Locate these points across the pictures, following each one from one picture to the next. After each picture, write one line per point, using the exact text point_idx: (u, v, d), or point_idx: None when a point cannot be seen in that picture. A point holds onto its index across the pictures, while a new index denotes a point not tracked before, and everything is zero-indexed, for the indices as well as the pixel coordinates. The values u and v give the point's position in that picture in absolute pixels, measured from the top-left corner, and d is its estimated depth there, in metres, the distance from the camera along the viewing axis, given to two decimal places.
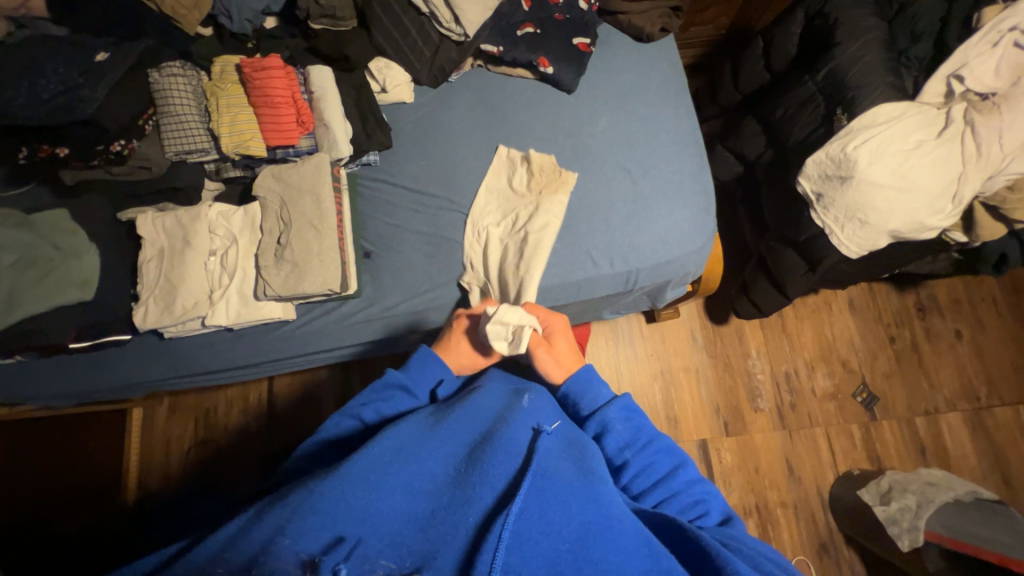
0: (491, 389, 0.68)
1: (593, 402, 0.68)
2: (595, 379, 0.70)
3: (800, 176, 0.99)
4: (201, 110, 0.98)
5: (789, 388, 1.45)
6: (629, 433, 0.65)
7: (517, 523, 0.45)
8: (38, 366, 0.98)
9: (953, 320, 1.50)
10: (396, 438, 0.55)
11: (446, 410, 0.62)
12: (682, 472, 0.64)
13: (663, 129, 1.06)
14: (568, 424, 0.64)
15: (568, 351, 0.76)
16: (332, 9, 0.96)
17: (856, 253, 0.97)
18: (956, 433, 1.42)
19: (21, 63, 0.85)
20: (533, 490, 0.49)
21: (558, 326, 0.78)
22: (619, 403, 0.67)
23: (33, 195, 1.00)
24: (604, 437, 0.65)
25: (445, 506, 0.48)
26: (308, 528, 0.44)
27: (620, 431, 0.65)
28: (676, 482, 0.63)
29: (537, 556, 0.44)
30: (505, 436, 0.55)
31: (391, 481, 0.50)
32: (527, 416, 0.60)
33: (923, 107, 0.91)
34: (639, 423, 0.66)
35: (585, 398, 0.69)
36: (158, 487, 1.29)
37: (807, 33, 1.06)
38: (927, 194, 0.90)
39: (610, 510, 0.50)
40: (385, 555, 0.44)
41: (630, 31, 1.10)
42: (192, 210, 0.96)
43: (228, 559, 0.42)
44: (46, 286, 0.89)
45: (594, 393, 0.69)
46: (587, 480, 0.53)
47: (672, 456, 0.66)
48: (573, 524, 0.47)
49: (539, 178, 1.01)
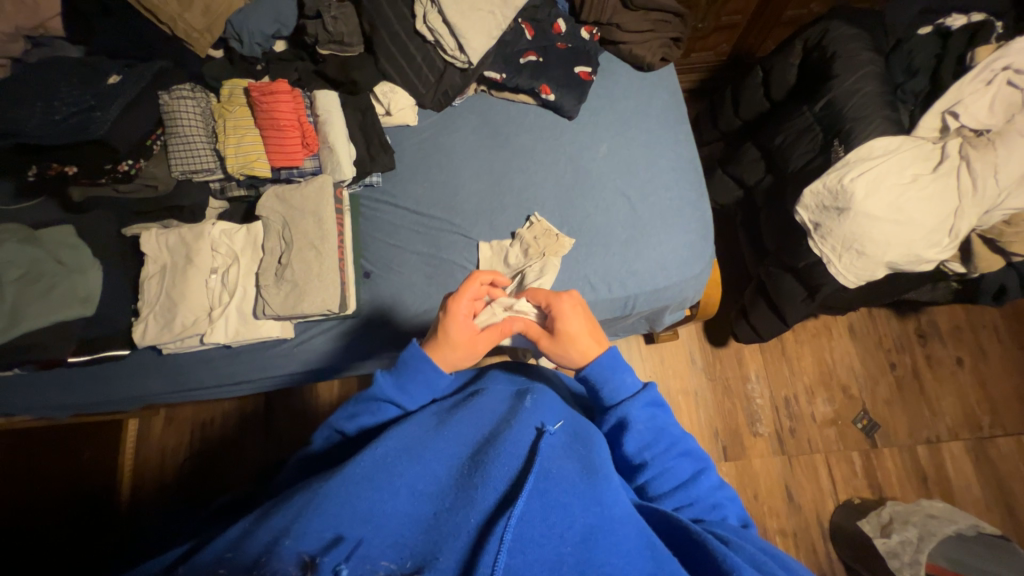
0: (496, 389, 0.68)
1: (616, 393, 0.63)
2: (620, 366, 0.64)
3: (797, 206, 0.99)
4: (209, 133, 1.00)
5: (789, 413, 1.44)
6: (650, 431, 0.62)
7: (518, 526, 0.45)
8: (35, 380, 0.98)
9: (954, 348, 1.49)
10: (400, 440, 0.55)
11: (451, 411, 0.62)
12: (700, 475, 0.62)
13: (663, 155, 1.08)
14: (569, 421, 0.63)
15: (577, 334, 0.67)
16: (340, 35, 1.00)
17: (854, 283, 0.97)
18: (958, 462, 1.41)
19: (38, 84, 0.87)
20: (536, 492, 0.48)
21: (563, 309, 0.68)
22: (644, 397, 0.63)
23: (40, 209, 1.02)
24: (624, 432, 0.62)
25: (447, 507, 0.48)
26: (310, 529, 0.44)
27: (640, 427, 0.62)
28: (695, 484, 0.61)
29: (539, 560, 0.44)
30: (508, 437, 0.55)
31: (394, 482, 0.50)
32: (530, 416, 0.60)
33: (919, 141, 0.92)
34: (662, 421, 0.63)
35: (607, 387, 0.64)
36: (150, 499, 1.28)
37: (806, 65, 1.08)
38: (923, 227, 0.90)
39: (614, 512, 0.50)
40: (385, 556, 0.44)
41: (631, 59, 1.13)
42: (196, 228, 0.98)
43: (231, 560, 0.43)
44: (50, 300, 0.91)
45: (618, 381, 0.64)
46: (590, 482, 0.52)
47: (693, 456, 0.63)
48: (574, 528, 0.47)
49: (537, 243, 0.99)
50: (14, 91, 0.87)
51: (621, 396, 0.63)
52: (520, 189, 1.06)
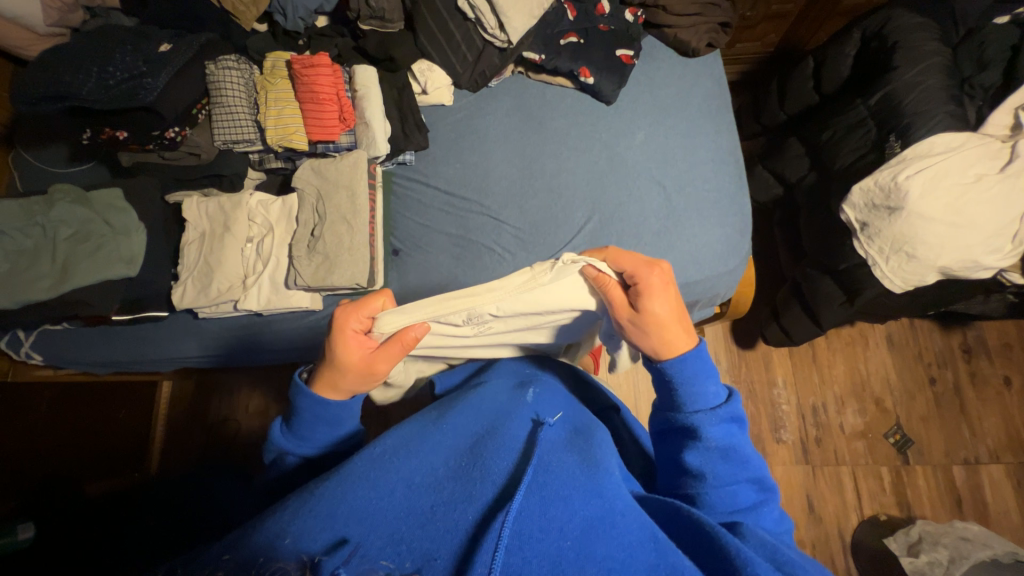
0: (497, 383, 0.71)
1: (695, 401, 0.57)
2: (708, 376, 0.58)
3: (844, 204, 0.95)
4: (252, 103, 1.02)
5: (815, 422, 1.38)
6: (721, 449, 0.56)
7: (516, 521, 0.44)
8: (82, 336, 1.04)
9: (1002, 366, 1.40)
10: (398, 436, 0.55)
11: (448, 406, 0.63)
12: (762, 507, 0.57)
13: (703, 145, 1.05)
14: (569, 416, 0.64)
15: (663, 320, 0.59)
16: (381, 11, 0.99)
17: (900, 288, 0.91)
18: (997, 487, 1.33)
19: (95, 50, 0.91)
20: (534, 485, 0.48)
21: (651, 286, 0.59)
22: (726, 410, 0.57)
23: (90, 172, 1.07)
24: (690, 441, 0.57)
25: (446, 500, 0.47)
26: (307, 530, 0.43)
27: (711, 444, 0.56)
28: (755, 514, 0.56)
29: (538, 555, 0.43)
30: (507, 432, 0.56)
31: (391, 478, 0.49)
32: (527, 409, 0.61)
33: (986, 140, 0.86)
34: (738, 443, 0.57)
35: (681, 392, 0.58)
36: (180, 461, 1.32)
37: (863, 56, 1.02)
38: (984, 231, 0.84)
39: (614, 505, 0.48)
40: (385, 556, 0.43)
41: (675, 45, 1.10)
42: (234, 198, 1.01)
43: (228, 560, 0.41)
44: (97, 259, 0.94)
45: (700, 389, 0.57)
46: (591, 475, 0.51)
47: (761, 485, 0.57)
48: (574, 521, 0.46)
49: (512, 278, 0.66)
50: (72, 55, 0.90)
51: (698, 404, 0.57)
52: (552, 174, 1.04)
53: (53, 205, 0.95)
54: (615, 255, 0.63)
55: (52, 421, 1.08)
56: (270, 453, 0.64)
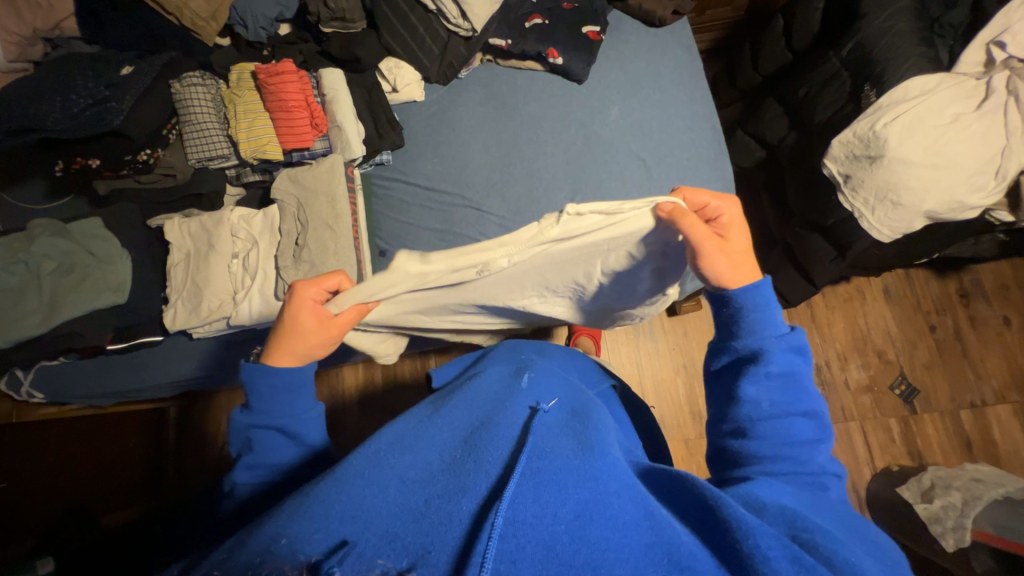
0: (494, 371, 0.70)
1: (759, 329, 0.56)
2: (775, 303, 0.56)
3: (825, 158, 0.94)
4: (221, 118, 1.02)
5: (820, 381, 1.39)
6: (782, 377, 0.54)
7: (511, 508, 0.44)
8: (79, 368, 1.04)
9: (1001, 307, 1.41)
10: (395, 432, 0.56)
11: (445, 400, 0.63)
12: (819, 445, 0.54)
13: (678, 114, 1.04)
14: (567, 400, 0.65)
15: (743, 250, 0.60)
16: (341, 11, 0.99)
17: (888, 237, 0.91)
18: (1005, 425, 1.33)
19: (59, 80, 0.90)
20: (528, 472, 0.47)
21: (731, 218, 0.61)
22: (793, 337, 0.55)
23: (69, 205, 1.07)
24: (751, 367, 0.55)
25: (441, 492, 0.47)
26: (304, 532, 0.43)
27: (774, 370, 0.54)
28: (811, 449, 0.53)
29: (533, 541, 0.42)
30: (502, 421, 0.56)
31: (386, 474, 0.49)
32: (525, 397, 0.62)
33: (960, 79, 0.86)
34: (800, 372, 0.55)
35: (753, 318, 0.56)
36: (195, 482, 1.33)
37: (832, 6, 1.00)
38: (966, 170, 0.84)
39: (609, 486, 0.48)
40: (381, 554, 0.42)
41: (640, 15, 1.09)
42: (216, 216, 1.01)
43: (228, 565, 0.41)
44: (84, 290, 0.94)
45: (769, 315, 0.56)
46: (585, 457, 0.51)
47: (817, 422, 0.55)
48: (569, 504, 0.45)
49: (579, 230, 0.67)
50: (34, 87, 0.90)
51: (766, 331, 0.56)
52: (531, 159, 1.03)
53: (34, 240, 0.95)
54: (691, 192, 0.64)
55: (63, 458, 1.08)
56: (232, 479, 0.61)
